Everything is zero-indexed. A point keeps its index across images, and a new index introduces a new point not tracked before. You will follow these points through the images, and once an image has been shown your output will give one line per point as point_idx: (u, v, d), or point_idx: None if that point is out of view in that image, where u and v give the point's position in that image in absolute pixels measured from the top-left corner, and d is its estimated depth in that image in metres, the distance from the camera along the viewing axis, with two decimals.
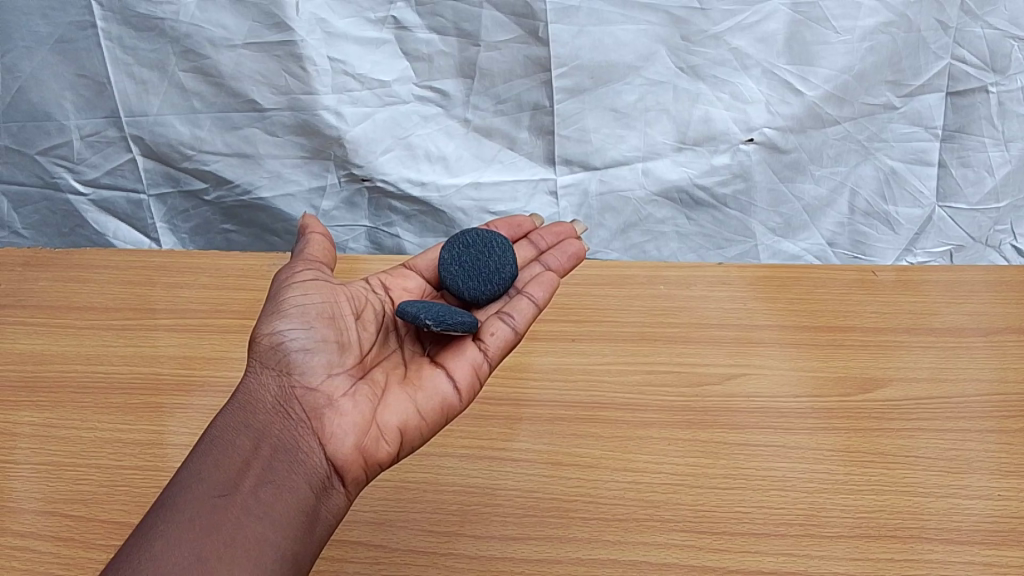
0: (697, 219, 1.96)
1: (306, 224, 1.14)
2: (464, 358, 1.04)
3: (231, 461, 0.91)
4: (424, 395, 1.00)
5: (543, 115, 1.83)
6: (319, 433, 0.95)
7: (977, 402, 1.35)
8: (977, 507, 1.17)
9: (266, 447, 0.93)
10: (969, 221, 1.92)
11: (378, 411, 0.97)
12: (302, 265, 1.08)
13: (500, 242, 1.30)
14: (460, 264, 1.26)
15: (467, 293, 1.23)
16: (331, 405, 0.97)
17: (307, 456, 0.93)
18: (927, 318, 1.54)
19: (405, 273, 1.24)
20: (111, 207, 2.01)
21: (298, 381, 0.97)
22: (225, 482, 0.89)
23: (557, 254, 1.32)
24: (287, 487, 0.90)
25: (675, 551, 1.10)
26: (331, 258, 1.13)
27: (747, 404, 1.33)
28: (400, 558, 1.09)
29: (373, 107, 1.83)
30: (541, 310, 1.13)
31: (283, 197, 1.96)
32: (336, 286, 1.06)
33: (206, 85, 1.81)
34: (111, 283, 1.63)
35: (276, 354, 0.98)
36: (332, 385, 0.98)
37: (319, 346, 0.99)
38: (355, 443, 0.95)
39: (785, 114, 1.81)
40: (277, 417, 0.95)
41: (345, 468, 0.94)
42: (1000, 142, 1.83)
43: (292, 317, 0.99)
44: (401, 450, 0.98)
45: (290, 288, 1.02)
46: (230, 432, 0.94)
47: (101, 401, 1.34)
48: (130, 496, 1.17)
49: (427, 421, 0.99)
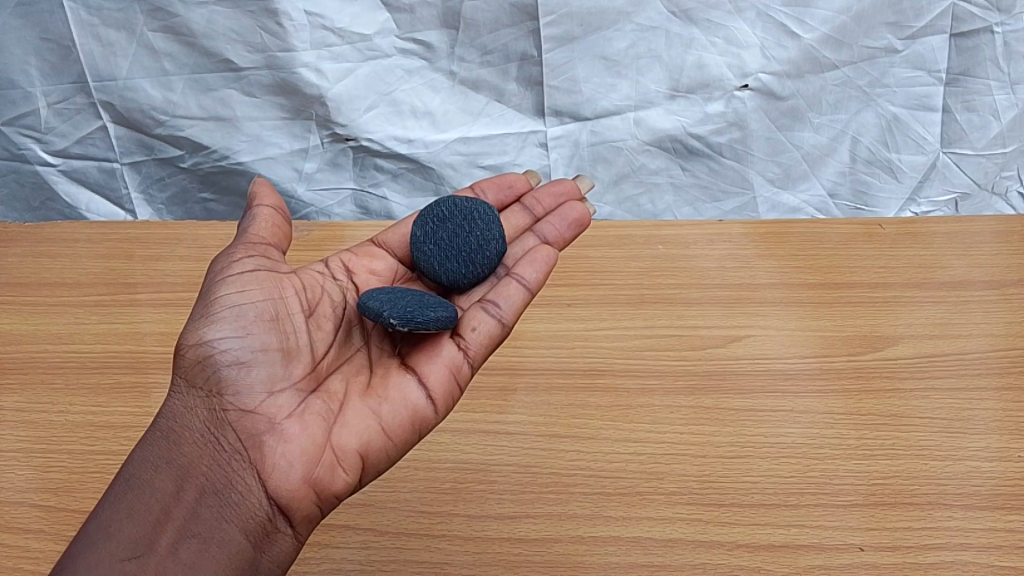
0: (692, 170, 1.89)
1: (255, 193, 1.07)
2: (439, 361, 0.97)
3: (148, 511, 0.85)
4: (390, 409, 0.93)
5: (531, 65, 1.75)
6: (260, 465, 0.88)
7: (988, 357, 1.29)
8: (994, 469, 1.12)
9: (191, 489, 0.87)
10: (974, 167, 1.85)
11: (333, 433, 0.90)
12: (243, 249, 1.01)
13: (482, 212, 1.22)
14: (435, 240, 1.19)
15: (445, 276, 1.17)
16: (274, 430, 0.90)
17: (243, 496, 0.87)
18: (934, 271, 1.48)
19: (373, 254, 1.19)
20: (82, 177, 1.93)
21: (231, 403, 0.90)
22: (139, 540, 0.83)
23: (556, 220, 1.22)
24: (215, 541, 0.85)
25: (682, 525, 1.05)
26: (281, 237, 1.06)
27: (752, 367, 1.27)
28: (391, 542, 1.04)
29: (355, 62, 1.75)
30: (533, 294, 1.05)
31: (263, 161, 1.88)
32: (280, 278, 0.99)
33: (177, 45, 1.73)
34: (84, 256, 1.56)
35: (205, 371, 0.91)
36: (274, 405, 0.91)
37: (257, 359, 0.92)
38: (303, 474, 0.88)
39: (781, 59, 1.73)
40: (207, 448, 0.89)
41: (293, 504, 0.88)
42: (1006, 85, 1.75)
43: (223, 324, 0.92)
44: (363, 474, 0.91)
45: (224, 284, 0.95)
46: (148, 471, 0.88)
47: (73, 382, 1.28)
48: (104, 482, 1.11)
49: (394, 439, 0.92)
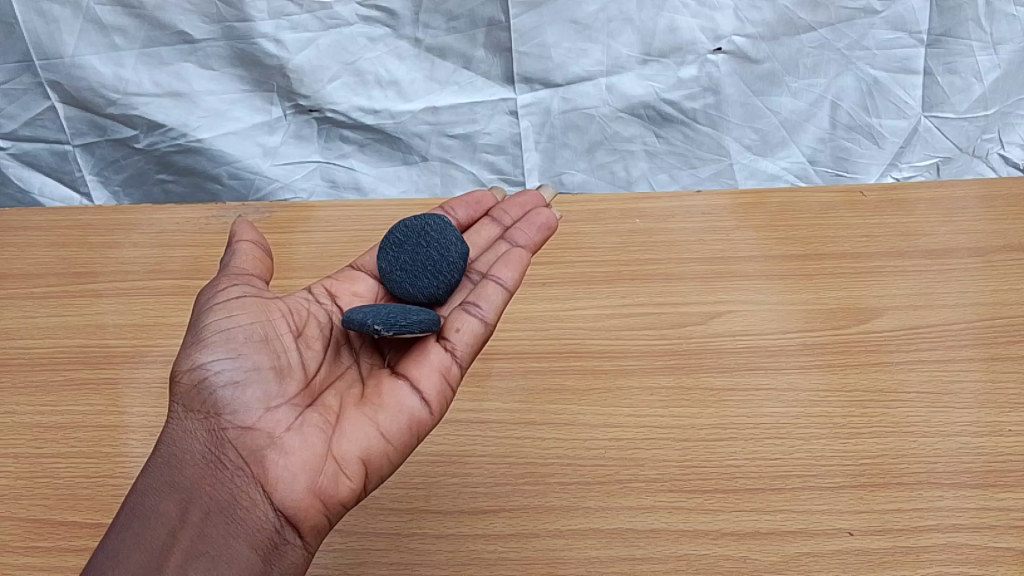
0: (667, 138, 1.83)
1: (236, 231, 1.02)
2: (429, 364, 0.92)
3: (154, 536, 0.80)
4: (389, 416, 0.88)
5: (499, 30, 1.68)
6: (263, 481, 0.83)
7: (974, 327, 1.25)
8: (984, 445, 1.08)
9: (196, 511, 0.82)
10: (956, 131, 1.80)
11: (333, 442, 0.86)
12: (228, 281, 0.96)
13: (434, 222, 1.18)
14: (401, 265, 1.14)
15: (423, 295, 1.11)
16: (275, 444, 0.85)
17: (250, 512, 0.82)
18: (917, 239, 1.43)
19: (353, 276, 1.14)
20: (33, 161, 1.84)
21: (229, 422, 0.86)
22: (148, 566, 0.78)
23: (524, 227, 1.17)
24: (225, 559, 0.80)
25: (664, 514, 1.00)
26: (265, 268, 1.01)
27: (734, 345, 1.23)
28: (359, 543, 0.98)
29: (316, 31, 1.68)
30: (511, 294, 1.02)
31: (223, 137, 1.78)
32: (267, 302, 0.94)
33: (127, 18, 1.65)
34: (33, 245, 1.48)
35: (200, 394, 0.86)
36: (273, 421, 0.87)
37: (251, 377, 0.87)
38: (308, 485, 0.83)
39: (756, 21, 1.67)
40: (208, 470, 0.84)
41: (301, 516, 0.83)
42: (988, 46, 1.70)
43: (215, 347, 0.88)
44: (368, 483, 0.87)
45: (211, 310, 0.91)
46: (151, 497, 0.83)
47: (20, 380, 1.21)
48: (52, 489, 1.06)
49: (395, 445, 0.88)
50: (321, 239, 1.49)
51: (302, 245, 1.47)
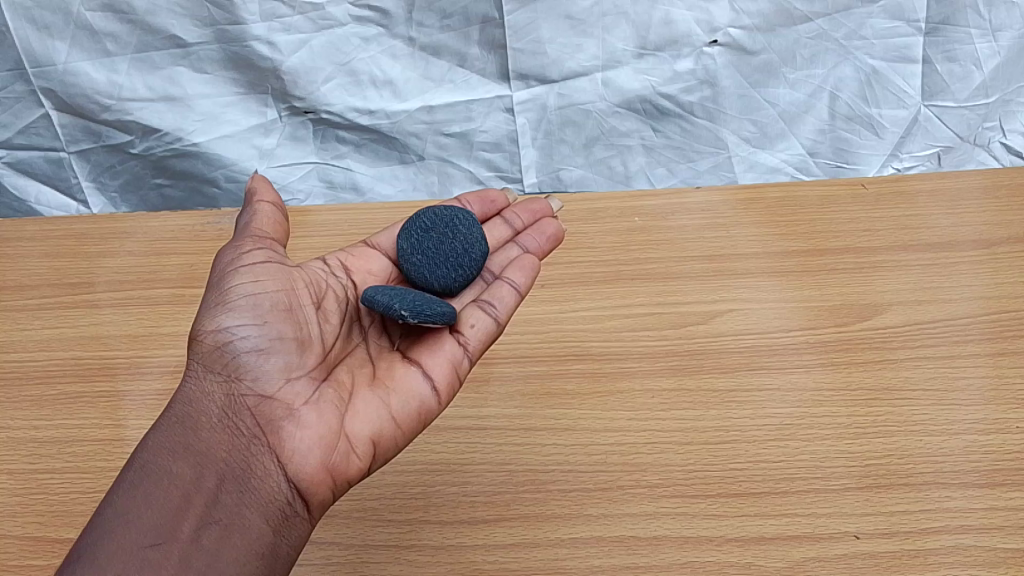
0: (665, 131, 1.81)
1: (254, 189, 1.00)
2: (441, 354, 0.93)
3: (168, 496, 0.80)
4: (400, 399, 0.89)
5: (493, 27, 1.66)
6: (277, 450, 0.85)
7: (978, 322, 1.23)
8: (990, 442, 1.07)
9: (211, 475, 0.83)
10: (957, 120, 1.78)
11: (347, 420, 0.87)
12: (253, 242, 0.95)
13: (465, 220, 1.18)
14: (423, 250, 1.13)
15: (438, 284, 1.10)
16: (292, 416, 0.87)
17: (263, 482, 0.83)
18: (920, 231, 1.41)
19: (367, 255, 1.13)
20: (29, 168, 1.82)
21: (249, 389, 0.87)
22: (161, 527, 0.78)
23: (534, 233, 1.18)
24: (237, 528, 0.81)
25: (666, 521, 0.99)
26: (282, 233, 1.01)
27: (735, 344, 1.21)
28: (357, 556, 0.97)
29: (309, 33, 1.66)
30: (523, 297, 1.02)
31: (219, 140, 1.76)
32: (291, 272, 0.95)
33: (119, 24, 1.63)
34: (28, 255, 1.47)
35: (223, 356, 0.88)
36: (292, 392, 0.88)
37: (274, 347, 0.89)
38: (321, 461, 0.85)
39: (750, 12, 1.65)
40: (225, 434, 0.85)
41: (311, 490, 0.85)
42: (987, 33, 1.68)
43: (241, 312, 0.88)
44: (376, 463, 0.88)
45: (238, 273, 0.91)
46: (165, 457, 0.83)
47: (15, 395, 1.20)
48: (49, 504, 1.05)
49: (404, 429, 0.89)
50: (317, 243, 1.47)
51: (299, 249, 1.46)
